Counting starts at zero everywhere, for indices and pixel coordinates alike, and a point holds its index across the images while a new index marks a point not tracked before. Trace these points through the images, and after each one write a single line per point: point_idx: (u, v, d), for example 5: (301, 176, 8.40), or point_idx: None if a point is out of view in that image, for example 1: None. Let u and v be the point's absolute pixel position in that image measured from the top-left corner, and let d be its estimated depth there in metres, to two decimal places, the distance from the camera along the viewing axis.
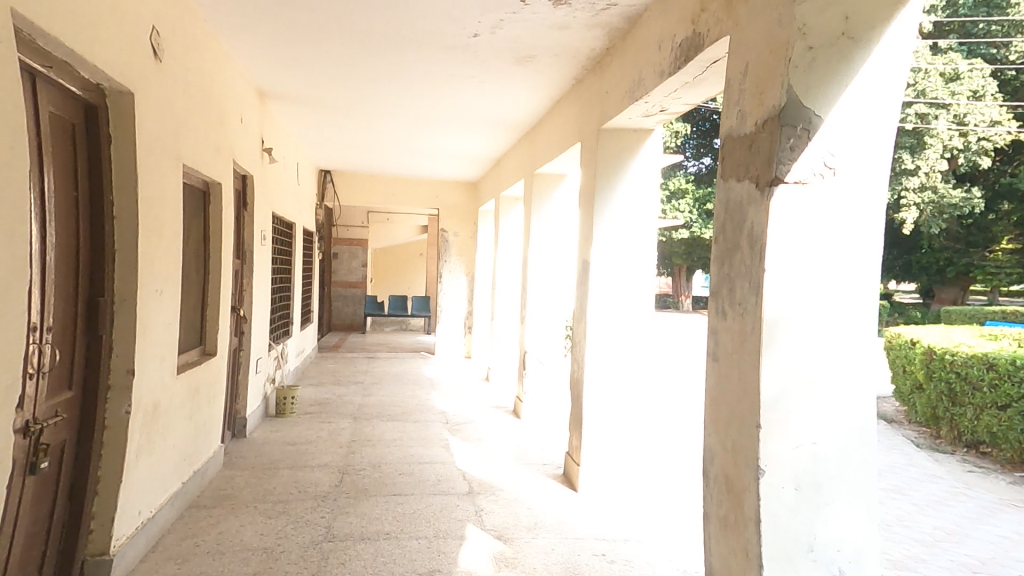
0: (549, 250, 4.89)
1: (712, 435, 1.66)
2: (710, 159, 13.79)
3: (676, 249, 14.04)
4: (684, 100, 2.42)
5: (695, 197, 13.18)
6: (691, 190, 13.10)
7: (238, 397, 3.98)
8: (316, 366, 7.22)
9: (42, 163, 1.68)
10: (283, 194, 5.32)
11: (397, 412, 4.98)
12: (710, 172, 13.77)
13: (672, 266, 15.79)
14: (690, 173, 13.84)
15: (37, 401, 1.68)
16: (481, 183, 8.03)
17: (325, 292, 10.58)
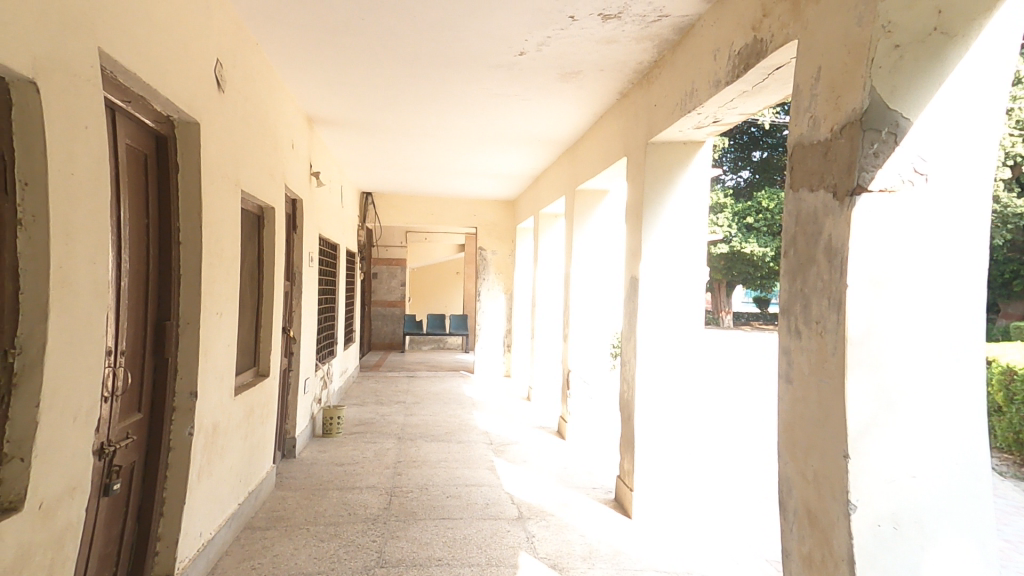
0: (592, 268, 4.84)
1: (790, 463, 1.57)
2: (750, 173, 13.52)
3: (716, 265, 13.77)
4: (739, 110, 2.35)
5: (734, 212, 12.94)
6: (730, 205, 12.86)
7: (287, 417, 4.04)
8: (359, 386, 7.30)
9: (119, 193, 1.74)
10: (329, 216, 5.44)
11: (441, 432, 4.97)
12: (749, 186, 13.50)
13: (711, 283, 15.49)
14: (730, 188, 13.62)
15: (112, 424, 1.72)
16: (520, 202, 8.06)
17: (366, 311, 10.75)
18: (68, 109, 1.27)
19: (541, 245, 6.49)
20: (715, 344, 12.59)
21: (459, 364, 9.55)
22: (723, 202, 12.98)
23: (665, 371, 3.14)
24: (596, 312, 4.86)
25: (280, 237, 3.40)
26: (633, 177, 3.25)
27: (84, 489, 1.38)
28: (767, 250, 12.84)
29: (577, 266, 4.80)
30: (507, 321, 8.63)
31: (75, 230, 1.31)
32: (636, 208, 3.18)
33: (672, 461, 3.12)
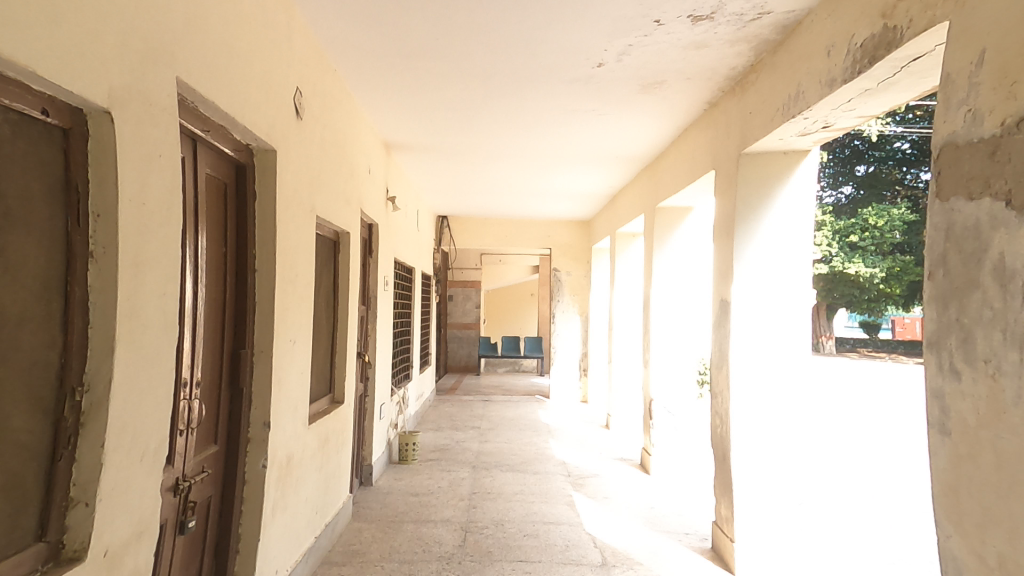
0: (676, 290, 4.54)
1: (974, 538, 1.30)
2: (852, 189, 12.49)
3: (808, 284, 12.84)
4: (858, 112, 2.07)
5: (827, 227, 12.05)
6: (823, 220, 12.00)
7: (363, 443, 4.02)
8: (435, 410, 7.29)
9: (197, 222, 1.72)
10: (405, 240, 5.49)
11: (516, 461, 4.80)
12: (851, 203, 12.48)
13: None
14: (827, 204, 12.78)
15: (186, 458, 1.68)
16: (595, 221, 7.86)
17: (442, 334, 10.85)
18: (142, 139, 1.24)
19: (618, 266, 6.24)
20: (811, 370, 11.65)
21: (534, 388, 9.37)
22: (820, 220, 12.14)
23: (765, 407, 2.82)
24: (681, 337, 4.54)
25: (356, 263, 3.41)
26: (723, 192, 2.99)
27: (151, 532, 1.32)
28: (875, 271, 11.91)
29: (659, 288, 4.53)
30: (584, 345, 8.38)
31: (145, 262, 1.27)
32: (727, 226, 2.91)
33: (777, 509, 2.77)
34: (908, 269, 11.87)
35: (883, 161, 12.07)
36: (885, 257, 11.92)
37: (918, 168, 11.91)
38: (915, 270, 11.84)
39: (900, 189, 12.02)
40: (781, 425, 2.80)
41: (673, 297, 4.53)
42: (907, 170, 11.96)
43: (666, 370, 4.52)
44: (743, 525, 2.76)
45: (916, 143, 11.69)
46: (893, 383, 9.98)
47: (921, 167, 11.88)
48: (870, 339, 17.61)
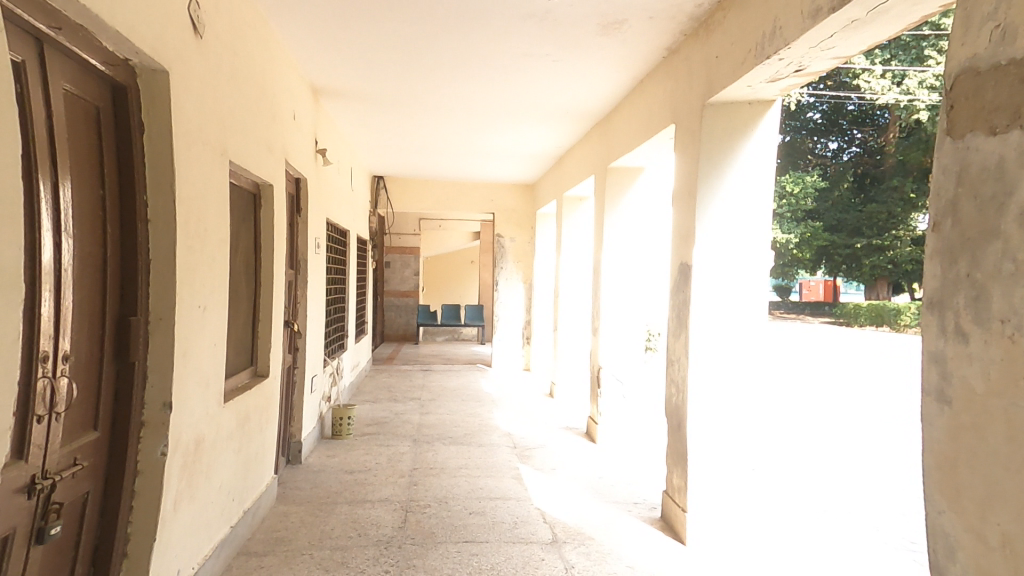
0: (625, 254, 4.41)
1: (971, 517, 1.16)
2: None
3: None
4: (836, 53, 1.93)
5: None
6: None
7: (293, 419, 3.68)
8: (372, 380, 6.97)
9: (54, 151, 1.33)
10: (338, 199, 5.05)
11: (459, 433, 4.60)
12: None
13: None
14: None
15: (49, 451, 1.32)
16: (540, 185, 7.62)
17: (378, 301, 10.42)
18: None
19: (565, 231, 6.06)
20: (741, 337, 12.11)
21: (475, 356, 9.18)
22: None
23: (718, 371, 2.71)
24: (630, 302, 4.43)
25: (282, 220, 3.02)
26: (685, 148, 2.81)
27: None
28: (790, 237, 12.08)
29: (608, 253, 4.38)
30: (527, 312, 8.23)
31: None
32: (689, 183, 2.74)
33: (730, 476, 2.70)
34: (816, 234, 12.22)
35: (796, 131, 13.17)
36: (799, 224, 12.18)
37: (827, 138, 13.23)
38: (821, 234, 12.23)
39: (812, 158, 12.97)
40: (735, 391, 2.71)
41: (622, 262, 4.39)
42: (817, 141, 13.26)
43: (615, 336, 4.41)
44: (696, 493, 2.68)
45: (824, 111, 13.07)
46: (816, 347, 10.53)
47: (829, 136, 13.23)
48: (785, 304, 18.87)
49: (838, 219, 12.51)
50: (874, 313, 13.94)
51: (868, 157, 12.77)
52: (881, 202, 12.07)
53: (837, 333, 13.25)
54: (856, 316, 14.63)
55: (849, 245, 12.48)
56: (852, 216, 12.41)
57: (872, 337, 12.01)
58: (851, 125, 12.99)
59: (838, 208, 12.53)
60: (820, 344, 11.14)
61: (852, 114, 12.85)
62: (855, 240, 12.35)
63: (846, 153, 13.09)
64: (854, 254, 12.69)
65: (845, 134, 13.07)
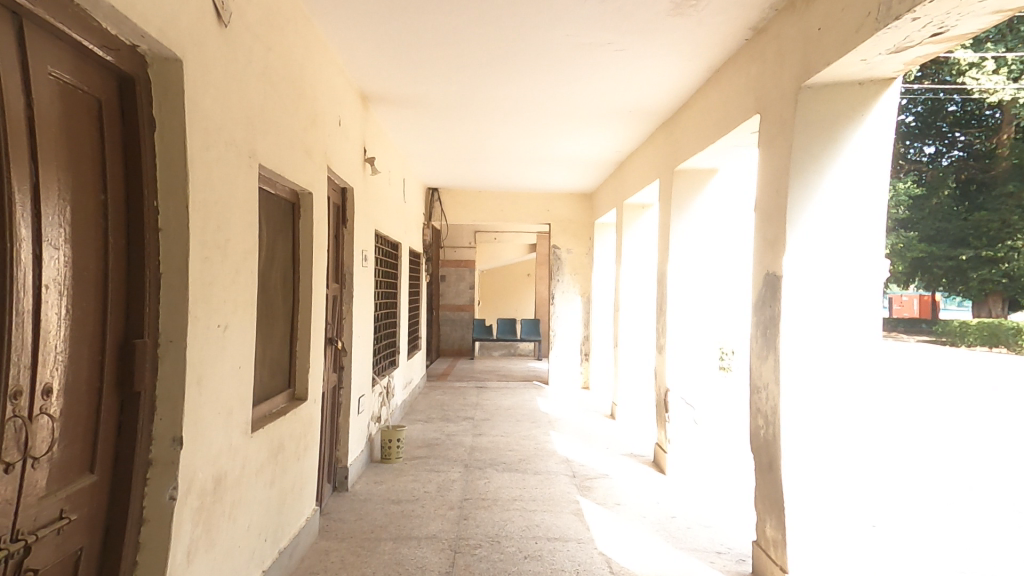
0: (696, 265, 3.99)
1: None
2: None
3: None
4: (994, 7, 1.52)
5: None
6: None
7: (338, 443, 3.49)
8: (426, 398, 6.78)
9: (36, 148, 1.13)
10: (388, 211, 4.91)
11: (514, 459, 4.29)
12: None
13: None
14: None
15: (23, 505, 1.11)
16: (598, 194, 7.27)
17: (433, 316, 10.33)
18: None
19: (626, 241, 5.69)
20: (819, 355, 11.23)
21: (531, 373, 8.88)
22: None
23: (817, 405, 2.28)
24: (701, 320, 4.00)
25: (323, 232, 2.84)
26: (772, 140, 2.42)
27: None
28: None
29: (676, 264, 3.98)
30: (586, 328, 7.85)
31: None
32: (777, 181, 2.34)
33: (838, 529, 2.26)
34: (910, 245, 11.66)
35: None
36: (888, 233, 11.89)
37: (921, 142, 11.95)
38: (917, 245, 11.57)
39: (904, 165, 11.81)
40: (840, 427, 2.26)
41: (692, 274, 3.99)
42: (909, 145, 11.98)
43: (686, 356, 3.99)
44: (795, 548, 2.26)
45: (919, 113, 11.74)
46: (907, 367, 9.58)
47: (925, 139, 11.88)
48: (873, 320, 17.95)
49: (937, 228, 11.51)
50: (985, 332, 12.72)
51: (973, 162, 11.28)
52: (991, 210, 10.92)
53: (929, 351, 12.08)
54: (964, 336, 13.51)
55: (952, 257, 11.47)
56: (956, 226, 11.32)
57: (972, 357, 10.85)
58: (951, 128, 11.55)
59: (936, 216, 11.48)
60: (911, 363, 10.14)
61: (954, 115, 11.42)
62: (959, 251, 11.34)
63: (945, 158, 11.66)
64: (957, 267, 11.57)
65: (945, 137, 11.67)
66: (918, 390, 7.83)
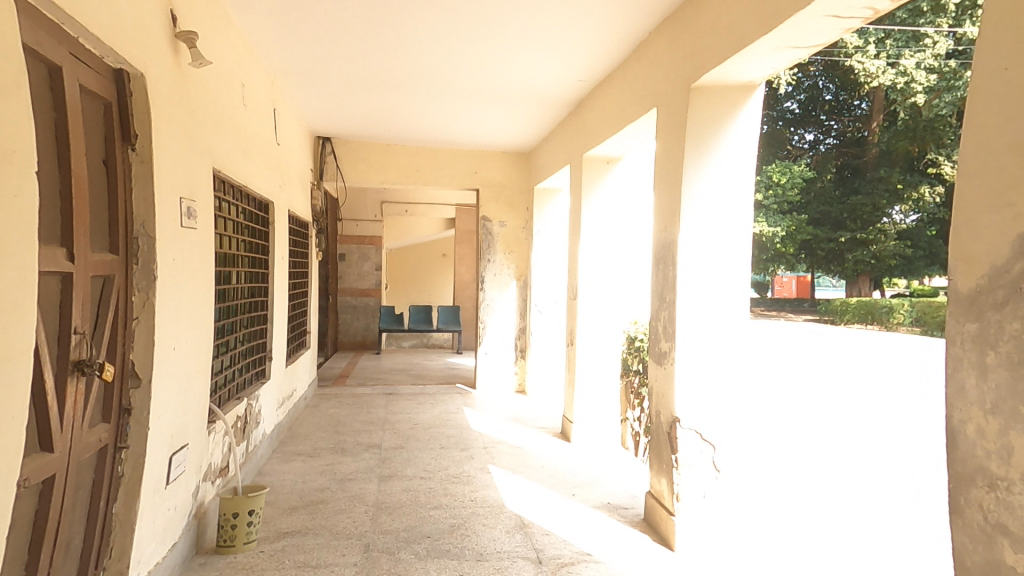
0: (713, 235, 2.74)
1: None
2: None
3: None
4: None
5: None
6: None
7: (114, 558, 1.87)
8: (315, 417, 5.15)
9: None
10: (243, 146, 3.23)
11: (442, 529, 2.86)
12: None
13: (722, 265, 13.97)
14: None
15: None
16: (540, 152, 5.94)
17: (330, 302, 8.57)
18: None
19: (585, 204, 4.54)
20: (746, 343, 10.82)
21: (451, 372, 7.43)
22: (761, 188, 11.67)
23: None
24: (719, 315, 2.76)
25: (29, 121, 1.19)
26: None
27: None
28: (777, 229, 11.59)
29: (686, 230, 2.74)
30: (521, 318, 6.54)
31: None
32: None
33: None
34: (801, 227, 11.75)
35: (772, 122, 12.78)
36: (784, 217, 11.66)
37: (803, 130, 12.78)
38: (805, 228, 11.76)
39: (790, 149, 12.56)
40: None
41: (706, 249, 2.74)
42: (794, 131, 12.77)
43: (698, 371, 2.73)
44: None
45: (801, 101, 12.70)
46: (831, 345, 9.32)
47: (806, 127, 12.77)
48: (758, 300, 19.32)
49: (821, 211, 12.04)
50: (863, 310, 12.91)
51: (846, 147, 12.33)
52: (865, 194, 11.55)
53: (825, 332, 11.81)
54: (842, 313, 13.66)
55: (832, 238, 11.99)
56: (836, 208, 11.91)
57: (875, 338, 10.99)
58: (827, 117, 12.69)
59: (819, 200, 12.08)
60: (834, 344, 9.90)
61: (827, 104, 12.70)
62: (838, 233, 11.85)
63: (822, 145, 12.68)
64: (836, 249, 12.12)
65: (822, 125, 12.69)
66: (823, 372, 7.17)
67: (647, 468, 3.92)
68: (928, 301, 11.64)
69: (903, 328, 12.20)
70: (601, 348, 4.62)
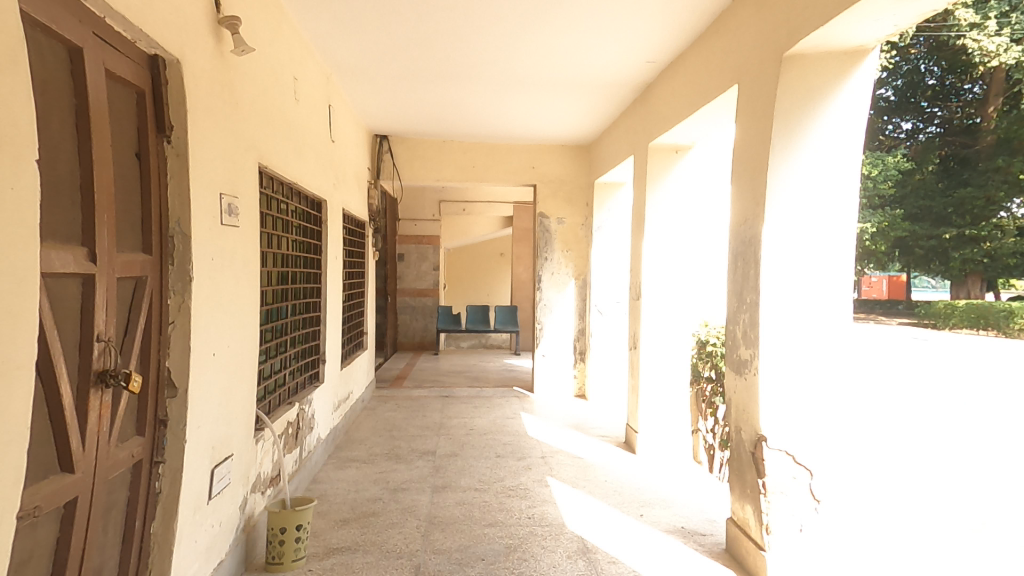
0: (807, 226, 2.37)
1: None
2: None
3: None
4: None
5: None
6: None
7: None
8: (372, 420, 5.07)
9: None
10: (294, 142, 3.13)
11: (500, 552, 2.63)
12: None
13: None
14: None
15: None
16: (601, 143, 5.64)
17: (389, 302, 8.58)
18: None
19: (651, 197, 4.21)
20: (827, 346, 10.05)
21: (509, 374, 7.24)
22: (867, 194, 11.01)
23: None
24: (815, 321, 2.39)
25: (32, 98, 1.02)
26: None
27: None
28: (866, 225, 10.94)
29: (773, 221, 2.38)
30: (581, 319, 6.25)
31: None
32: None
33: None
34: (896, 223, 10.93)
35: None
36: (875, 211, 10.98)
37: (900, 117, 11.51)
38: (900, 223, 10.91)
39: (883, 139, 11.49)
40: None
41: (797, 244, 2.38)
42: (886, 120, 11.56)
43: (788, 383, 2.38)
44: None
45: (897, 88, 11.40)
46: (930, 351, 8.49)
47: (903, 116, 11.51)
48: None
49: (920, 207, 11.02)
50: (973, 314, 11.75)
51: (952, 137, 11.09)
52: (975, 185, 10.44)
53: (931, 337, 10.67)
54: (947, 320, 12.54)
55: (935, 235, 11.04)
56: (939, 202, 10.81)
57: (974, 341, 9.96)
58: (929, 103, 11.32)
59: (919, 194, 10.96)
60: (929, 348, 9.01)
61: (930, 89, 11.24)
62: (941, 229, 10.90)
63: (923, 134, 11.47)
64: (939, 246, 11.19)
65: (922, 113, 11.40)
66: (925, 380, 6.49)
67: (725, 487, 3.55)
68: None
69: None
70: (668, 353, 4.27)
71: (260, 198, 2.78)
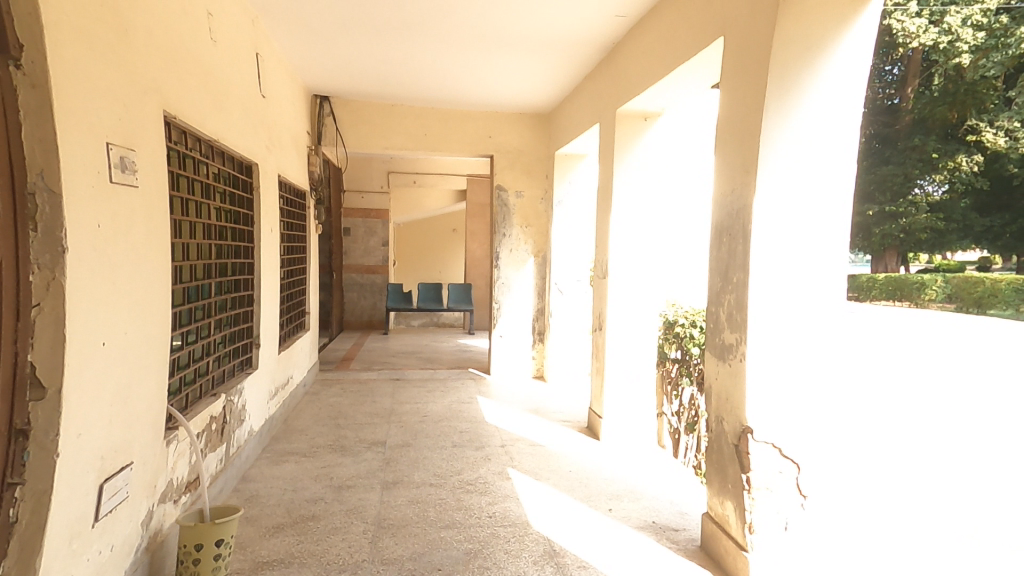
0: (800, 199, 2.14)
1: None
2: None
3: None
4: None
5: None
6: None
7: None
8: (314, 408, 4.66)
9: None
10: (211, 90, 2.66)
11: (459, 561, 2.34)
12: None
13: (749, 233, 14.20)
14: None
15: None
16: (562, 111, 5.31)
17: (335, 279, 8.06)
18: None
19: (618, 167, 3.96)
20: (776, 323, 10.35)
21: (462, 355, 6.93)
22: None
23: None
24: (807, 303, 2.17)
25: None
26: None
27: None
28: None
29: (764, 192, 2.13)
30: (539, 298, 5.98)
31: None
32: None
33: None
34: None
35: None
36: None
37: None
38: None
39: None
40: None
41: (789, 218, 2.15)
42: None
43: (778, 371, 2.16)
44: None
45: None
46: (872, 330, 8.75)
47: None
48: None
49: None
50: (891, 286, 12.31)
51: (873, 116, 11.42)
52: (895, 164, 10.85)
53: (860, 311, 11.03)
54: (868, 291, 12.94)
55: (857, 212, 11.45)
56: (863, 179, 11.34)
57: (906, 317, 10.40)
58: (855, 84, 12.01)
59: None
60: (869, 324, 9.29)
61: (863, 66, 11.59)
62: (864, 206, 11.32)
63: None
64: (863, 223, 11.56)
65: None
66: (875, 362, 6.59)
67: (698, 479, 3.36)
68: (963, 276, 11.10)
69: (935, 305, 11.67)
70: (633, 334, 4.06)
71: (169, 153, 2.32)
